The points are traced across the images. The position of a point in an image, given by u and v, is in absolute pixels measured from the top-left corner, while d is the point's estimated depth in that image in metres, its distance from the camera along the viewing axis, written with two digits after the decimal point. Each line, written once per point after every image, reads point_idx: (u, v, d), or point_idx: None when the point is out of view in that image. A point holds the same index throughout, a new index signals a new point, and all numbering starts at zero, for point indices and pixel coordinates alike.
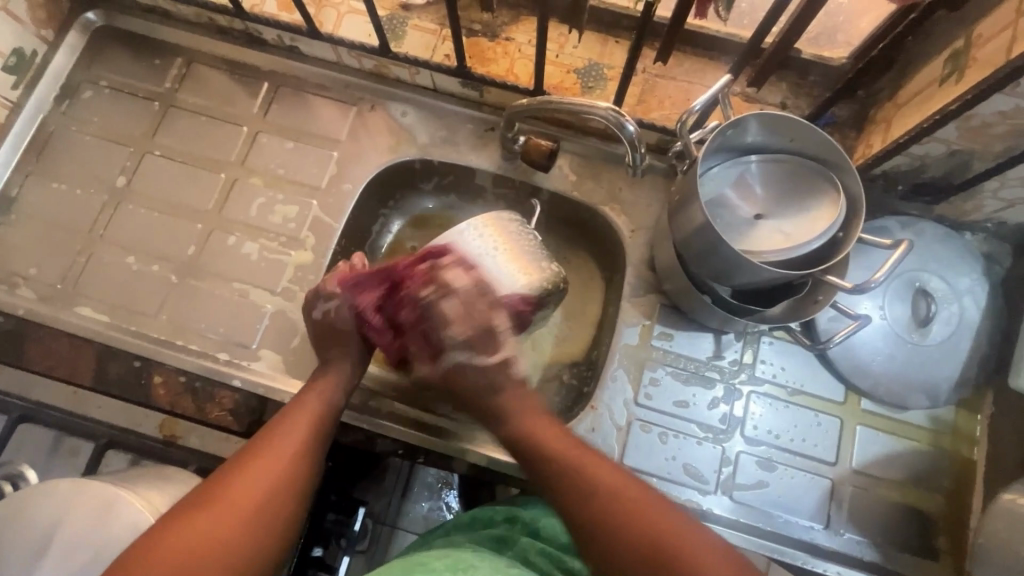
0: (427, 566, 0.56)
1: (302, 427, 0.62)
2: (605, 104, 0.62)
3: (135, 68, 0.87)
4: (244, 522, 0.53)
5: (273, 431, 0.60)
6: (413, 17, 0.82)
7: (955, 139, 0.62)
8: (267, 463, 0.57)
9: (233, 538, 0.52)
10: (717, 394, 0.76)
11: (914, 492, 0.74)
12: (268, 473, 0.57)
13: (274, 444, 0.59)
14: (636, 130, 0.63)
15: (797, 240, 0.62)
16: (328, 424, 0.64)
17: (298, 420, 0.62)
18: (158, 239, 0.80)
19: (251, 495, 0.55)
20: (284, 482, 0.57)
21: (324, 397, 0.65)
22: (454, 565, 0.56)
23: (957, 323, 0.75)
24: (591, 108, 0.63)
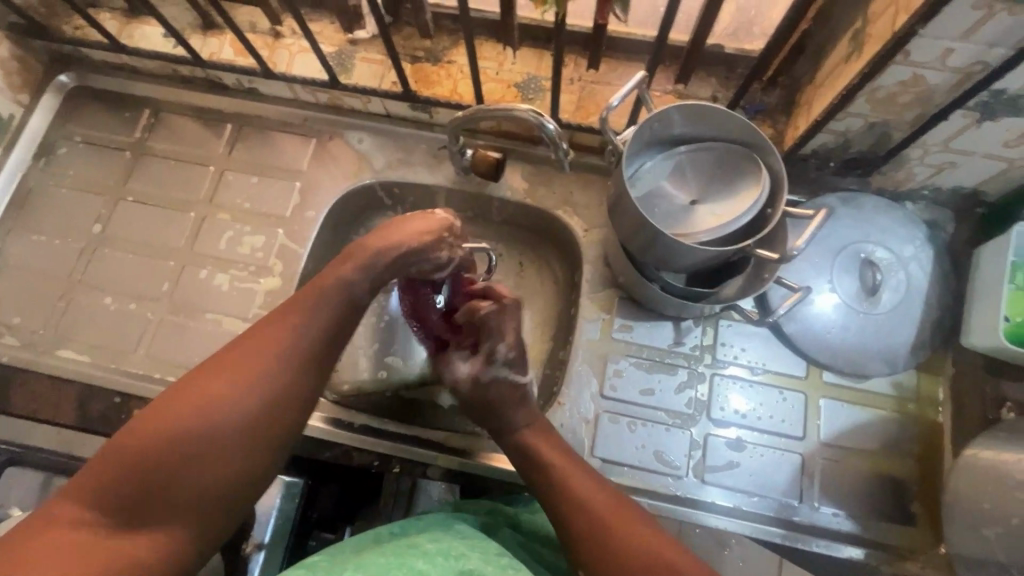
0: (420, 552, 0.56)
1: (316, 311, 0.57)
2: (525, 106, 0.67)
3: (106, 122, 0.92)
4: (242, 422, 0.51)
5: (288, 314, 0.56)
6: (360, 50, 0.86)
7: (869, 112, 0.66)
8: (264, 361, 0.53)
9: (236, 449, 0.50)
10: (683, 380, 0.78)
11: (884, 460, 0.74)
12: (266, 378, 0.52)
13: (284, 328, 0.55)
14: (556, 129, 0.67)
15: (728, 218, 0.65)
16: (352, 309, 0.59)
17: (317, 303, 0.57)
18: (134, 280, 0.84)
19: (251, 403, 0.51)
20: (289, 390, 0.53)
21: (341, 286, 0.59)
22: (447, 551, 0.57)
23: (905, 289, 0.77)
24: (512, 110, 0.67)
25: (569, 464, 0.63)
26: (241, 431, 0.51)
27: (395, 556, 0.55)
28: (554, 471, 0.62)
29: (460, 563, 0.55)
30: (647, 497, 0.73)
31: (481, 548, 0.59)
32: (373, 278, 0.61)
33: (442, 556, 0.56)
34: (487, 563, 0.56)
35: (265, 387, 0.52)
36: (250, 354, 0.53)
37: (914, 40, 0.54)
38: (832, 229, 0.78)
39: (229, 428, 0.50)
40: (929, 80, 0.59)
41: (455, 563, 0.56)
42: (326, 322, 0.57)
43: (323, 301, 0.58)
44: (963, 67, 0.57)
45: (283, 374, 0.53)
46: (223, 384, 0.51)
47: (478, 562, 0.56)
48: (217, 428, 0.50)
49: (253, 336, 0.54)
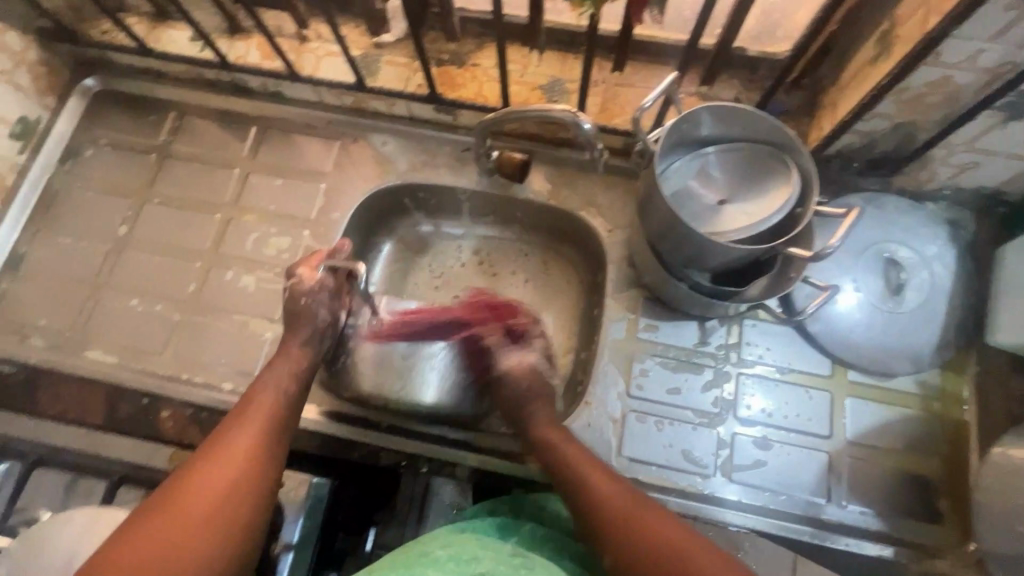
0: (432, 559, 0.56)
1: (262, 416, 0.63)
2: (561, 106, 0.67)
3: (131, 125, 0.93)
4: (210, 513, 0.55)
5: (238, 421, 0.62)
6: (386, 54, 0.87)
7: (895, 112, 0.66)
8: (224, 459, 0.58)
9: (209, 540, 0.53)
10: (709, 379, 0.78)
11: (910, 458, 0.75)
12: (229, 473, 0.57)
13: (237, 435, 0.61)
14: (592, 129, 0.67)
15: (757, 217, 0.65)
16: (291, 411, 0.67)
17: (264, 407, 0.64)
18: (160, 280, 0.85)
19: (217, 494, 0.56)
20: (251, 477, 0.58)
21: (278, 389, 0.66)
22: (457, 556, 0.57)
23: (929, 288, 0.77)
24: (547, 110, 0.68)
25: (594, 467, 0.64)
26: (211, 522, 0.54)
27: (404, 566, 0.55)
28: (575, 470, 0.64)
29: (471, 565, 0.55)
30: (675, 495, 0.73)
31: (494, 549, 0.58)
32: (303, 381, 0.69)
33: (453, 561, 0.56)
34: (499, 562, 0.56)
35: (232, 491, 0.57)
36: (210, 462, 0.58)
37: (945, 42, 0.55)
38: (857, 228, 0.79)
39: (199, 524, 0.54)
40: (958, 81, 0.60)
41: (466, 567, 0.55)
42: (272, 425, 0.63)
43: (266, 408, 0.64)
44: (992, 68, 0.58)
45: (247, 476, 0.58)
46: (192, 494, 0.55)
47: (490, 564, 0.55)
48: (194, 536, 0.53)
49: (208, 446, 0.60)
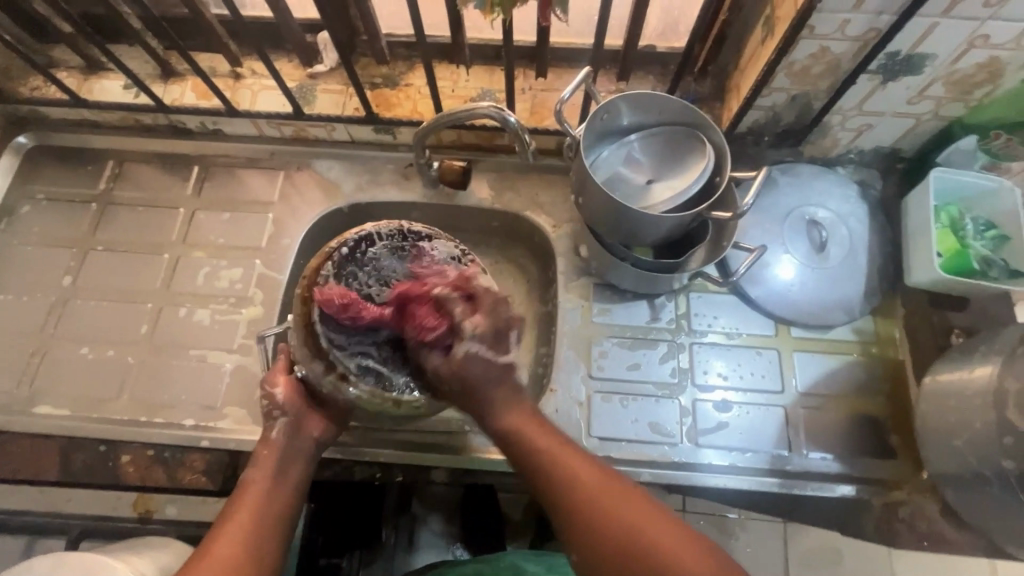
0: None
1: (252, 513, 0.60)
2: (486, 102, 0.71)
3: (69, 178, 0.92)
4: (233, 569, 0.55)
5: (228, 521, 0.59)
6: (320, 83, 0.90)
7: (789, 86, 0.73)
8: (239, 514, 0.60)
9: None
10: (665, 352, 0.82)
11: (857, 401, 0.79)
12: (241, 531, 0.58)
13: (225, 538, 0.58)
14: (518, 120, 0.72)
15: (682, 189, 0.70)
16: (296, 463, 0.66)
17: (254, 501, 0.61)
18: (110, 326, 0.83)
19: (235, 554, 0.56)
20: (262, 532, 0.59)
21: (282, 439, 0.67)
22: None
23: (850, 242, 0.84)
24: (474, 108, 0.71)
25: (573, 469, 0.59)
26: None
27: None
28: (560, 467, 0.59)
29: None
30: (647, 467, 0.76)
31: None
32: (296, 470, 0.66)
33: None
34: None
35: None
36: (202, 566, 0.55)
37: (815, 16, 0.62)
38: (778, 197, 0.85)
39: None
40: (835, 51, 0.67)
41: None
42: (262, 520, 0.60)
43: (255, 502, 0.61)
44: (860, 36, 0.65)
45: (257, 535, 0.59)
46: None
47: None
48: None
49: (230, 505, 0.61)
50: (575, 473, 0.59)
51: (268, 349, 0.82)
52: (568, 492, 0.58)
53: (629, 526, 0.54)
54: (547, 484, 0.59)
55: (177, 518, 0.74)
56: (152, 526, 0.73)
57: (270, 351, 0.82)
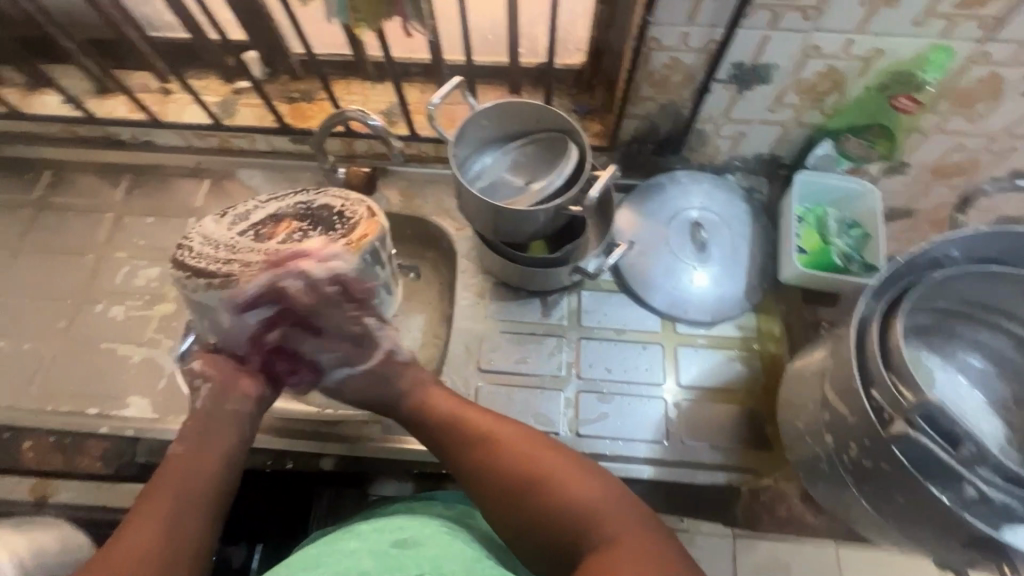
0: (353, 533, 0.60)
1: (172, 489, 0.59)
2: (352, 106, 0.79)
3: (8, 185, 0.99)
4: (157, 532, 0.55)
5: (146, 502, 0.58)
6: (242, 97, 0.97)
7: (655, 94, 0.79)
8: (161, 484, 0.59)
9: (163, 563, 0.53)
10: (553, 346, 0.85)
11: (736, 393, 0.82)
12: (166, 496, 0.58)
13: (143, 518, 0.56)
14: (379, 124, 0.79)
15: (546, 186, 0.75)
16: (228, 434, 0.67)
17: (172, 481, 0.60)
18: (29, 321, 0.88)
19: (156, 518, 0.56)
20: (187, 494, 0.59)
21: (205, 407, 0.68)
22: (382, 528, 0.61)
23: (731, 242, 0.88)
24: (342, 112, 0.80)
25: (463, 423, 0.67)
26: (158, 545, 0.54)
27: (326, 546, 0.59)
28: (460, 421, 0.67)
29: (393, 536, 0.59)
30: None
31: (421, 519, 0.62)
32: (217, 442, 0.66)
33: (376, 532, 0.60)
34: (425, 531, 0.60)
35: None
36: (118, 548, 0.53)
37: (656, 28, 0.69)
38: (663, 200, 0.91)
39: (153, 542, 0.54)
40: (685, 61, 0.73)
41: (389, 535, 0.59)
42: (186, 496, 0.59)
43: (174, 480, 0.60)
44: (703, 47, 0.71)
45: (182, 499, 0.58)
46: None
47: (414, 532, 0.60)
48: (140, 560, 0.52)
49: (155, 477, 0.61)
50: (470, 423, 0.66)
51: (175, 343, 0.86)
52: (478, 441, 0.64)
53: (515, 447, 0.62)
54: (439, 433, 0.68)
55: (71, 502, 0.76)
56: (47, 511, 0.76)
57: (177, 344, 0.86)
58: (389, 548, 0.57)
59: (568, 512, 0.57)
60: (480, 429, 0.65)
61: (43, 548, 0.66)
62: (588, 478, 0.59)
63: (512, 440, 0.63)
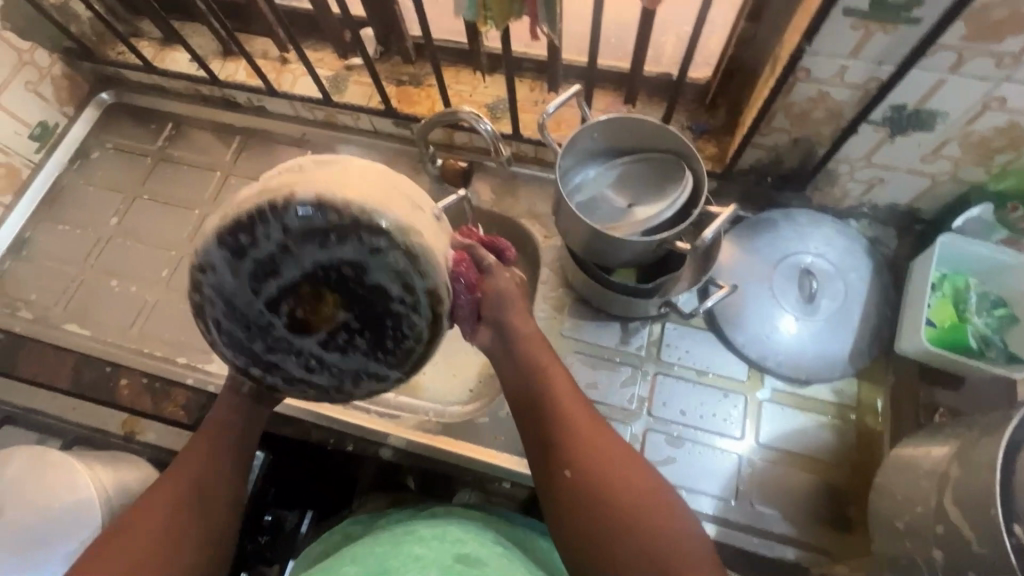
0: (418, 536, 0.67)
1: (194, 472, 0.65)
2: (467, 108, 0.75)
3: (135, 134, 1.05)
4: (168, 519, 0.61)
5: (174, 475, 0.65)
6: (354, 74, 0.98)
7: (790, 127, 0.71)
8: (179, 472, 0.65)
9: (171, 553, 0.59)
10: (628, 377, 0.81)
11: (821, 463, 0.75)
12: (179, 484, 0.63)
13: (171, 491, 0.63)
14: (492, 130, 0.75)
15: (653, 216, 0.70)
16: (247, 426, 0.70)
17: (189, 473, 0.64)
18: (138, 265, 0.94)
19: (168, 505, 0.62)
20: (192, 483, 0.64)
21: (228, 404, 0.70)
22: (442, 535, 0.67)
23: (843, 298, 0.80)
24: (455, 112, 0.76)
25: (579, 415, 0.62)
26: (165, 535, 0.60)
27: (392, 543, 0.66)
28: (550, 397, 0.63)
29: (455, 548, 0.66)
30: None
31: (476, 529, 0.70)
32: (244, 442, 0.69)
33: (437, 539, 0.67)
34: (482, 544, 0.67)
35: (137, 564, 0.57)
36: (143, 513, 0.61)
37: (809, 59, 0.61)
38: (773, 240, 0.83)
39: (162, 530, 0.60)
40: (835, 97, 0.65)
41: (449, 544, 0.66)
42: (195, 486, 0.64)
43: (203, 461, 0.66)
44: (861, 84, 0.63)
45: (193, 489, 0.63)
46: (124, 543, 0.59)
47: (472, 545, 0.66)
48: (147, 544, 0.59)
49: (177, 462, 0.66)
50: (580, 419, 0.61)
51: None
52: (563, 424, 0.61)
53: (612, 467, 0.58)
54: (550, 411, 0.62)
55: (154, 443, 0.82)
56: (133, 447, 0.82)
57: None
58: (451, 561, 0.64)
59: (657, 552, 0.53)
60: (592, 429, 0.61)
61: (128, 486, 0.70)
62: (668, 514, 0.55)
63: (602, 443, 0.59)
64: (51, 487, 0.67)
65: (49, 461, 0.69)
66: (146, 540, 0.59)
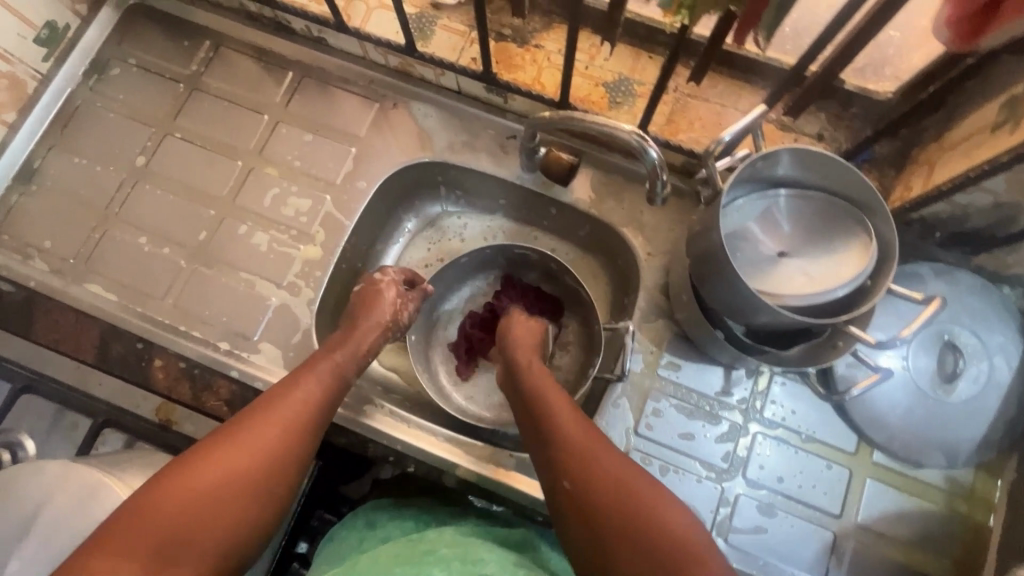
0: (437, 558, 0.53)
1: (292, 410, 0.59)
2: (629, 127, 0.61)
3: (163, 49, 0.87)
4: (255, 467, 0.54)
5: (261, 418, 0.57)
6: (443, 17, 0.81)
7: (1003, 190, 0.58)
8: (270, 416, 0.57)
9: (250, 503, 0.53)
10: (724, 432, 0.73)
11: (918, 554, 0.70)
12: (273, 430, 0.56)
13: (261, 428, 0.56)
14: (658, 157, 0.61)
15: (823, 285, 0.58)
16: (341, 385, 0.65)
17: (282, 417, 0.58)
18: (170, 221, 0.80)
19: (259, 449, 0.54)
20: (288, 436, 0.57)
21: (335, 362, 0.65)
22: (464, 556, 0.54)
23: (985, 382, 0.70)
24: (614, 129, 0.61)
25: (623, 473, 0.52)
26: (251, 482, 0.53)
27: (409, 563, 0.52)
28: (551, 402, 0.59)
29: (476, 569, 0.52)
30: None
31: (498, 551, 0.56)
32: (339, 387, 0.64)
33: (459, 561, 0.53)
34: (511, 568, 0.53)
35: (211, 511, 0.50)
36: (229, 450, 0.53)
37: None
38: None
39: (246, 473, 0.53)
40: None
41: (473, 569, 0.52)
42: (291, 435, 0.57)
43: (298, 403, 0.60)
44: None
45: (289, 437, 0.57)
46: (205, 478, 0.51)
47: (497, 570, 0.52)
48: (225, 488, 0.52)
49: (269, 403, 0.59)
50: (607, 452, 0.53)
51: (317, 295, 0.78)
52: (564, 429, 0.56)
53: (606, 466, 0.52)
54: (578, 462, 0.53)
55: (192, 437, 0.74)
56: (169, 437, 0.74)
57: (317, 298, 0.78)
58: None
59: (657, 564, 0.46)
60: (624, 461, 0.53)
61: None
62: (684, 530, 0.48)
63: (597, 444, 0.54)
64: (78, 503, 0.57)
65: (77, 471, 0.58)
66: (231, 477, 0.52)
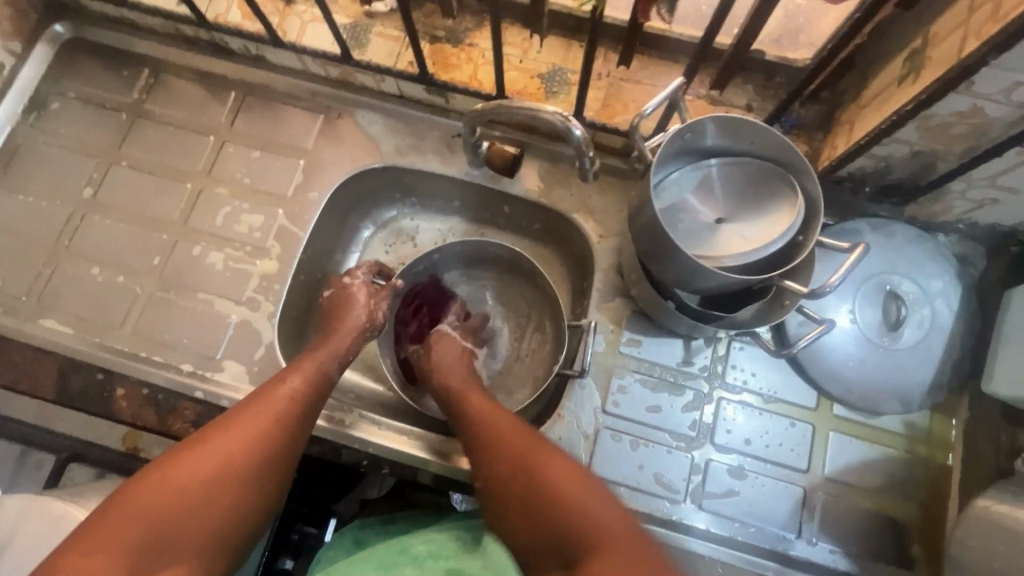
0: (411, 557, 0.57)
1: (271, 410, 0.59)
2: (552, 108, 0.63)
3: (103, 80, 0.87)
4: (232, 467, 0.54)
5: (239, 419, 0.58)
6: (377, 25, 0.82)
7: (916, 139, 0.61)
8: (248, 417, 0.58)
9: (227, 500, 0.53)
10: (688, 401, 0.75)
11: (886, 499, 0.72)
12: (251, 430, 0.57)
13: (238, 429, 0.57)
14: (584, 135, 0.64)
15: (758, 245, 0.61)
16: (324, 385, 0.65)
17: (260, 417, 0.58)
18: (123, 249, 0.80)
19: (236, 449, 0.55)
20: (266, 436, 0.57)
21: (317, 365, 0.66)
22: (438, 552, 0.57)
23: (929, 326, 0.73)
24: (538, 111, 0.63)
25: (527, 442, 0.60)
26: (226, 481, 0.53)
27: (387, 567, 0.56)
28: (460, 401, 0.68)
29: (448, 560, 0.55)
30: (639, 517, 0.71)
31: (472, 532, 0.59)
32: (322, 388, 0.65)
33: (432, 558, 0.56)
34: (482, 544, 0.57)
35: (187, 509, 0.51)
36: (205, 451, 0.54)
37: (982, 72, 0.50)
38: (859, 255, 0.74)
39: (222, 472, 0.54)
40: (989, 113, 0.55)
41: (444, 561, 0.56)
42: (270, 434, 0.58)
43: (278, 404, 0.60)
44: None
45: (267, 436, 0.57)
46: (182, 477, 0.52)
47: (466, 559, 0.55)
48: (200, 488, 0.52)
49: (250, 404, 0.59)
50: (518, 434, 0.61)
51: (277, 308, 0.78)
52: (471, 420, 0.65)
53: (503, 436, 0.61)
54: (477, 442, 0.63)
55: None
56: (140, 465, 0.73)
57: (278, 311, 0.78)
58: None
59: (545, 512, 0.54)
60: (588, 507, 0.53)
61: None
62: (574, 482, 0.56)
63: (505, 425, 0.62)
64: (43, 537, 0.56)
65: (40, 507, 0.58)
66: (208, 475, 0.53)
